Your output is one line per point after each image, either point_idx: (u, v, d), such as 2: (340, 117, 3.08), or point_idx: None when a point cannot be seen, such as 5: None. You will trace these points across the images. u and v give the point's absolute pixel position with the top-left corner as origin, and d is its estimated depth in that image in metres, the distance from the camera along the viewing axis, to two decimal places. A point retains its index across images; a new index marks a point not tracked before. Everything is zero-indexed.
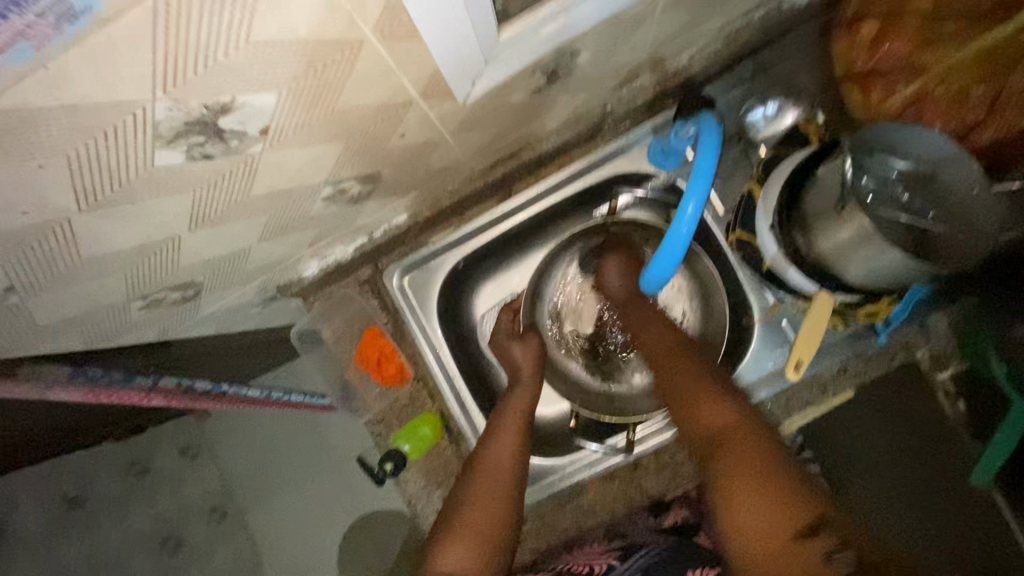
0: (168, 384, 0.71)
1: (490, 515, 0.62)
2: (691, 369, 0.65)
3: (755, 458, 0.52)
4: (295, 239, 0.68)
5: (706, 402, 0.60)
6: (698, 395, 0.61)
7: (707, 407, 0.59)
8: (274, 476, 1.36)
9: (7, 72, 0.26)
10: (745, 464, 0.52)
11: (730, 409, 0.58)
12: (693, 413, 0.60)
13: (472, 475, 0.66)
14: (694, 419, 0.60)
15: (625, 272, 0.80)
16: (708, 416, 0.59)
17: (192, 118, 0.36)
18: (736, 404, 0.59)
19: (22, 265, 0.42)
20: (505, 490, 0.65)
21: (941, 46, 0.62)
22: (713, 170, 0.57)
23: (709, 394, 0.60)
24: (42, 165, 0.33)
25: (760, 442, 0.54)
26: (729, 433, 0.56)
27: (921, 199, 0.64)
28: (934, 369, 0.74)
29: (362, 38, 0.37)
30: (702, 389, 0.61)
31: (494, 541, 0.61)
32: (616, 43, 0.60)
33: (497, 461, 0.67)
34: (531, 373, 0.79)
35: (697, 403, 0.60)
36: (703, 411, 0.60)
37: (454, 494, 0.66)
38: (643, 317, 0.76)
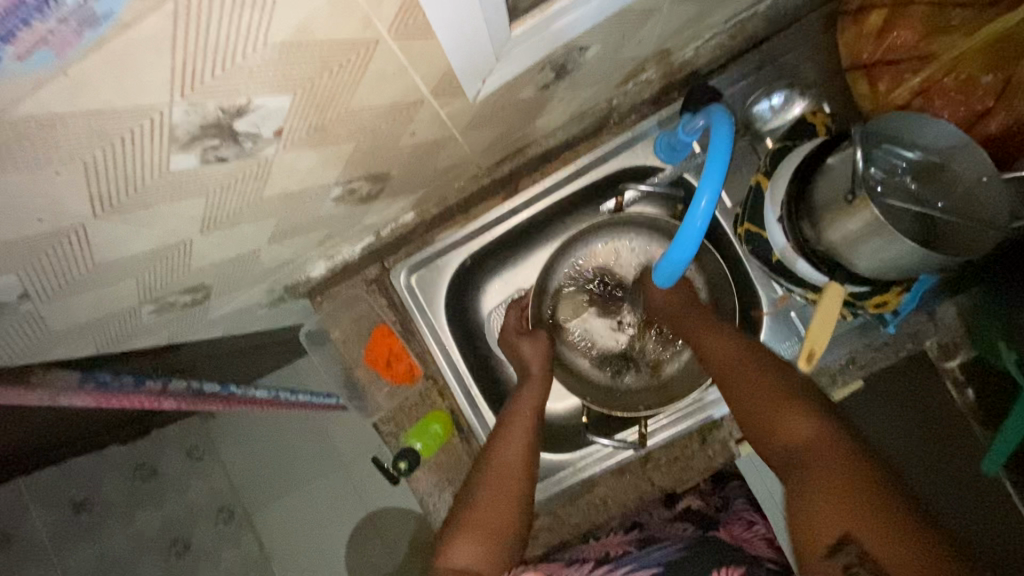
0: (178, 387, 0.71)
1: (502, 511, 0.61)
2: (763, 378, 0.62)
3: (837, 475, 0.50)
4: (303, 240, 0.67)
5: (788, 414, 0.58)
6: (776, 404, 0.59)
7: (790, 421, 0.57)
8: (282, 476, 1.36)
9: (26, 78, 0.26)
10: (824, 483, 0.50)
11: (811, 421, 0.56)
12: (775, 424, 0.58)
13: (484, 469, 0.66)
14: (778, 433, 0.58)
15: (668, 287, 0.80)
16: (791, 430, 0.57)
17: (208, 122, 0.36)
18: (822, 418, 0.56)
19: (36, 272, 0.41)
20: (519, 484, 0.64)
21: (947, 36, 0.62)
22: (725, 164, 0.57)
23: (790, 405, 0.58)
24: (58, 172, 0.33)
25: (850, 458, 0.51)
26: (815, 449, 0.54)
27: (930, 189, 0.65)
28: (942, 359, 0.74)
29: (377, 37, 0.37)
30: (779, 398, 0.59)
31: (503, 535, 0.60)
32: (624, 37, 0.60)
33: (511, 458, 0.67)
34: (542, 367, 0.79)
35: (778, 414, 0.58)
36: (783, 421, 0.58)
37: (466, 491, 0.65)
38: (705, 322, 0.74)
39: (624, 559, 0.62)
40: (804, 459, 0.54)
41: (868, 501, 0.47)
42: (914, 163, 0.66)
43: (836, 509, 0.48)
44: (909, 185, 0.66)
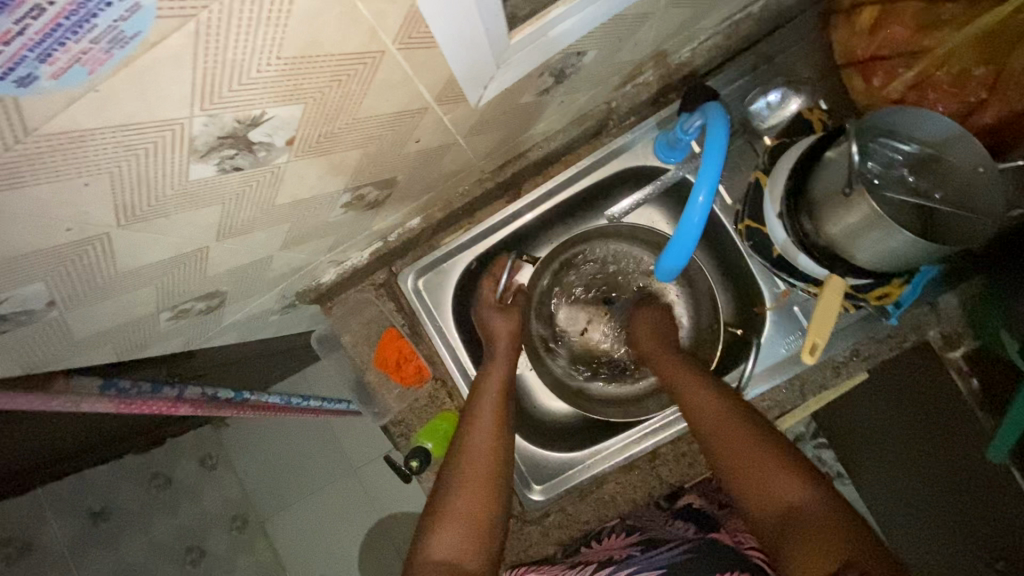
0: (195, 393, 0.73)
1: (474, 508, 0.63)
2: (749, 433, 0.63)
3: (827, 541, 0.51)
4: (313, 246, 0.69)
5: (776, 477, 0.58)
6: (758, 463, 0.60)
7: (778, 484, 0.58)
8: (294, 482, 1.38)
9: (60, 95, 0.27)
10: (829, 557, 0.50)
11: (800, 485, 0.57)
12: (763, 486, 0.59)
13: (453, 465, 0.67)
14: (764, 494, 0.59)
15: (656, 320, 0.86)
16: (783, 493, 0.57)
17: (225, 132, 0.37)
18: (810, 479, 0.57)
19: (63, 280, 0.43)
20: (484, 467, 0.66)
21: (939, 30, 0.63)
22: (722, 159, 0.58)
23: (778, 467, 0.59)
24: (86, 183, 0.35)
25: (843, 525, 0.52)
26: (800, 514, 0.55)
27: (928, 180, 0.67)
28: (945, 349, 0.71)
29: (383, 48, 0.38)
30: (760, 458, 0.60)
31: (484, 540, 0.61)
32: (621, 41, 0.61)
33: (478, 440, 0.69)
34: (507, 347, 0.81)
35: (761, 477, 0.59)
36: (773, 485, 0.58)
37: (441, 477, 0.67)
38: (684, 374, 0.75)
39: (630, 560, 0.65)
40: (801, 526, 0.54)
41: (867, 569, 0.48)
42: (909, 156, 0.67)
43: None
44: (906, 177, 0.68)
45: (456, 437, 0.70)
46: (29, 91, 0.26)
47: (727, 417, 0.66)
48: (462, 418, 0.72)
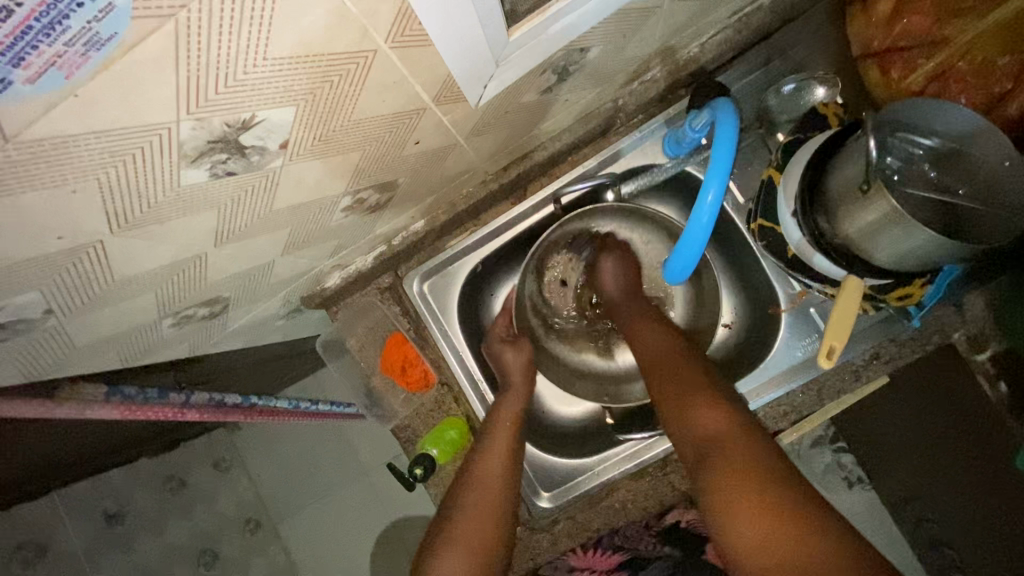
0: (201, 399, 0.73)
1: (484, 507, 0.64)
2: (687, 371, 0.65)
3: (745, 470, 0.52)
4: (316, 251, 0.69)
5: (702, 407, 0.60)
6: (689, 399, 0.62)
7: (700, 413, 0.60)
8: (304, 486, 1.39)
9: (38, 100, 0.27)
10: (742, 483, 0.52)
11: (723, 416, 0.58)
12: (688, 420, 0.60)
13: (468, 478, 0.68)
14: (689, 425, 0.60)
15: (623, 268, 0.83)
16: (703, 423, 0.59)
17: (214, 137, 0.37)
18: (734, 408, 0.59)
19: (61, 288, 0.43)
20: (497, 483, 0.67)
21: (961, 19, 0.60)
22: (732, 156, 0.56)
23: (705, 399, 0.61)
24: (74, 190, 0.34)
25: (755, 448, 0.54)
26: (718, 443, 0.56)
27: (951, 176, 0.63)
28: (972, 352, 0.67)
29: (375, 48, 0.37)
30: (695, 395, 0.62)
31: (490, 546, 0.62)
32: (626, 37, 0.59)
33: (492, 458, 0.69)
34: (523, 376, 0.79)
35: (689, 410, 0.61)
36: (698, 416, 0.60)
37: (450, 494, 0.67)
38: (641, 319, 0.76)
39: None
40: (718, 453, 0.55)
41: (777, 496, 0.49)
42: (930, 151, 0.64)
43: (754, 506, 0.50)
44: (927, 173, 0.65)
45: (469, 453, 0.71)
46: (4, 97, 0.26)
47: (670, 357, 0.68)
48: (480, 435, 0.72)
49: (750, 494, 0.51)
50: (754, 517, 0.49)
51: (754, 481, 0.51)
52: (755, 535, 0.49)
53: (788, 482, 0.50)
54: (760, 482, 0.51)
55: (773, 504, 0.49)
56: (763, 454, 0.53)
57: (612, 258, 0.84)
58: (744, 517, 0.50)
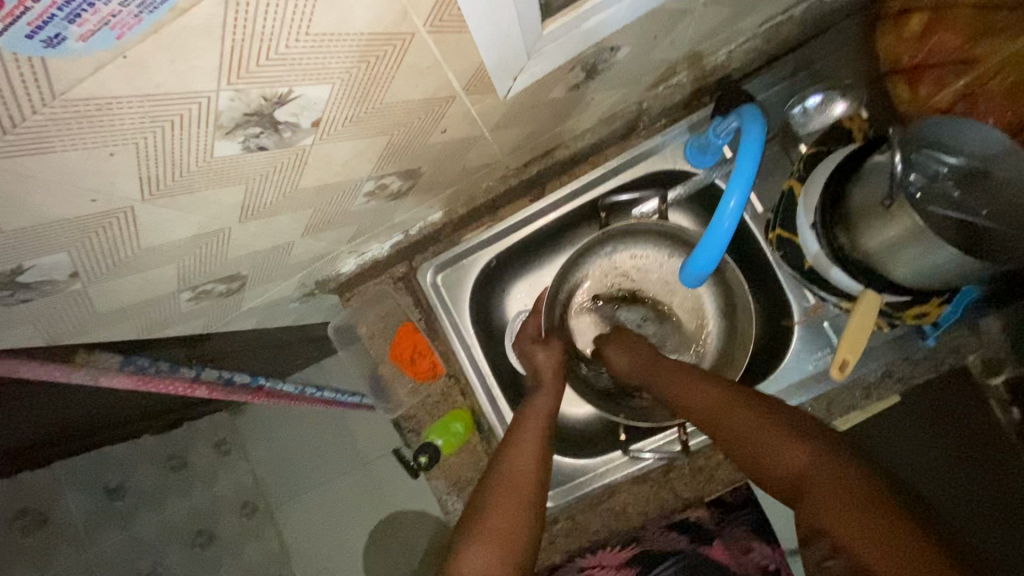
0: (211, 375, 0.74)
1: (512, 511, 0.62)
2: (746, 408, 0.60)
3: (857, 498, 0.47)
4: (336, 234, 0.69)
5: (777, 440, 0.55)
6: (768, 433, 0.56)
7: (778, 450, 0.55)
8: (305, 472, 1.44)
9: (91, 57, 0.27)
10: (855, 514, 0.46)
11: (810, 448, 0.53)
12: (769, 456, 0.55)
13: (493, 479, 0.66)
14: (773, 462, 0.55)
15: (627, 347, 0.78)
16: (787, 458, 0.54)
17: (251, 110, 0.37)
18: (817, 440, 0.54)
19: (87, 250, 0.43)
20: (526, 488, 0.64)
21: (992, 39, 0.59)
22: (758, 162, 0.56)
23: (779, 432, 0.56)
24: (112, 152, 0.35)
25: (858, 478, 0.49)
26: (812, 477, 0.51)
27: (976, 197, 0.62)
28: (986, 376, 0.70)
29: (414, 31, 0.38)
30: (770, 429, 0.56)
31: (516, 541, 0.60)
32: (656, 38, 0.60)
33: (520, 463, 0.67)
34: (557, 378, 0.78)
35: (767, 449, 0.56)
36: (780, 451, 0.55)
37: (477, 495, 0.65)
38: (671, 367, 0.71)
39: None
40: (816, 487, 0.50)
41: (899, 519, 0.44)
42: (955, 169, 0.63)
43: (879, 538, 0.44)
44: (951, 191, 0.63)
45: (496, 457, 0.69)
46: (57, 52, 0.26)
47: (722, 398, 0.62)
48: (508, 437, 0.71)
49: (850, 525, 0.46)
50: (876, 542, 0.44)
51: (869, 512, 0.46)
52: (885, 563, 0.43)
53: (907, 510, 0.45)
54: (877, 506, 0.46)
55: (893, 529, 0.44)
56: (873, 483, 0.48)
57: (612, 348, 0.80)
58: (867, 554, 0.44)
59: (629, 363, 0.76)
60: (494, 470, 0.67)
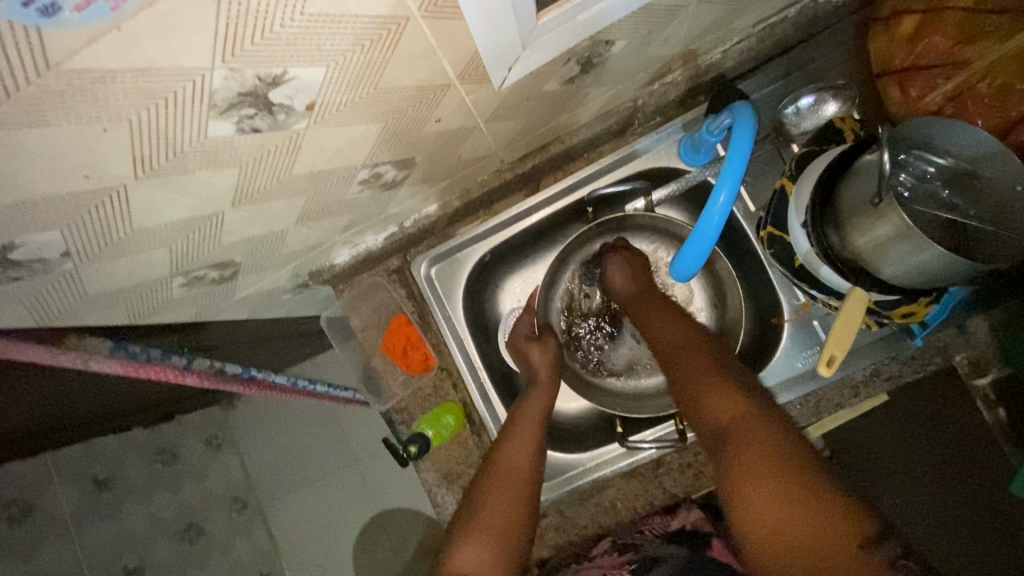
0: (202, 365, 0.74)
1: (507, 507, 0.62)
2: (697, 365, 0.63)
3: (766, 446, 0.50)
4: (330, 224, 0.70)
5: (712, 395, 0.58)
6: (706, 385, 0.60)
7: (717, 402, 0.58)
8: (293, 472, 1.43)
9: (84, 29, 0.28)
10: (754, 469, 0.49)
11: (740, 398, 0.56)
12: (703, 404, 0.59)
13: (489, 474, 0.66)
14: (705, 413, 0.58)
15: (630, 268, 0.80)
16: (721, 409, 0.57)
17: (246, 89, 0.37)
18: (750, 392, 0.57)
19: (78, 230, 0.44)
20: (521, 483, 0.65)
21: (982, 42, 0.61)
22: (747, 158, 0.57)
23: (721, 387, 0.58)
24: (105, 129, 0.35)
25: (776, 433, 0.51)
26: (737, 427, 0.54)
27: (962, 197, 0.64)
28: (972, 375, 0.72)
29: (409, 15, 0.38)
30: (713, 378, 0.60)
31: (509, 536, 0.60)
32: (650, 34, 0.60)
33: (517, 459, 0.67)
34: (550, 375, 0.78)
35: (708, 395, 0.59)
36: (714, 402, 0.58)
37: (472, 491, 0.65)
38: (656, 310, 0.74)
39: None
40: (738, 433, 0.53)
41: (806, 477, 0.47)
42: (943, 169, 0.64)
43: (770, 491, 0.48)
44: (940, 192, 0.65)
45: (492, 454, 0.69)
46: (53, 21, 0.26)
47: (687, 344, 0.66)
48: (503, 434, 0.71)
49: (762, 469, 0.49)
50: (786, 503, 0.46)
51: (774, 467, 0.49)
52: (775, 517, 0.46)
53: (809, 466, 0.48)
54: (774, 465, 0.49)
55: (793, 483, 0.47)
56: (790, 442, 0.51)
57: (618, 259, 0.81)
58: (763, 505, 0.48)
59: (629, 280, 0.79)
60: (489, 467, 0.67)
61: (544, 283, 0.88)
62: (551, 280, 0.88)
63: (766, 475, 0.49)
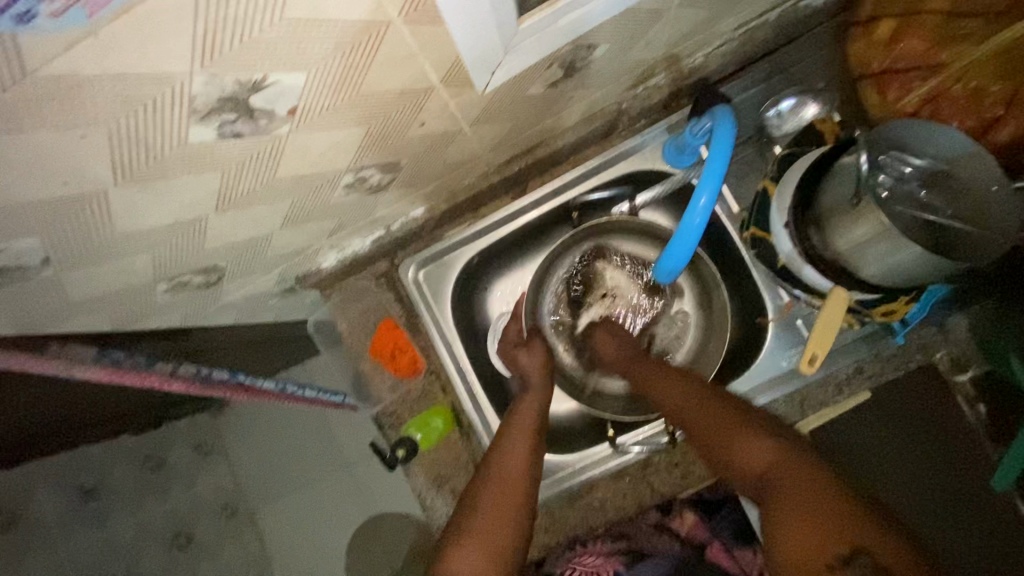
0: (188, 370, 0.73)
1: (501, 516, 0.62)
2: (721, 407, 0.62)
3: (808, 482, 0.51)
4: (316, 228, 0.69)
5: (741, 439, 0.58)
6: (730, 431, 0.59)
7: (743, 446, 0.58)
8: (288, 476, 1.43)
9: (61, 35, 0.28)
10: (799, 495, 0.50)
11: (769, 440, 0.57)
12: (732, 448, 0.58)
13: (483, 482, 0.66)
14: (733, 455, 0.58)
15: (614, 334, 0.82)
16: (751, 454, 0.57)
17: (225, 95, 0.38)
18: (777, 433, 0.57)
19: (58, 236, 0.43)
20: (515, 491, 0.65)
21: (957, 44, 0.62)
22: (727, 160, 0.57)
23: (747, 430, 0.59)
24: (83, 134, 0.35)
25: (816, 471, 0.52)
26: (775, 468, 0.54)
27: (939, 198, 0.64)
28: (952, 372, 0.73)
29: (389, 19, 0.39)
30: (736, 421, 0.60)
31: (506, 545, 0.60)
32: (632, 38, 0.61)
33: (511, 465, 0.67)
34: (541, 379, 0.78)
35: (733, 440, 0.59)
36: (744, 448, 0.57)
37: (466, 498, 0.65)
38: (658, 376, 0.72)
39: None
40: (774, 477, 0.54)
41: (850, 503, 0.48)
42: (921, 170, 0.65)
43: (815, 514, 0.48)
44: (918, 193, 0.65)
45: (485, 460, 0.69)
46: (28, 29, 0.26)
47: (699, 398, 0.65)
48: (496, 440, 0.71)
49: (812, 502, 0.49)
50: (835, 526, 0.47)
51: (824, 497, 0.49)
52: (815, 538, 0.47)
53: (852, 497, 0.49)
54: (818, 495, 0.49)
55: (840, 509, 0.48)
56: (825, 474, 0.52)
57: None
58: (805, 523, 0.48)
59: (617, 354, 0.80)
60: (482, 472, 0.67)
61: (533, 285, 0.87)
62: (539, 284, 0.88)
63: (814, 503, 0.49)
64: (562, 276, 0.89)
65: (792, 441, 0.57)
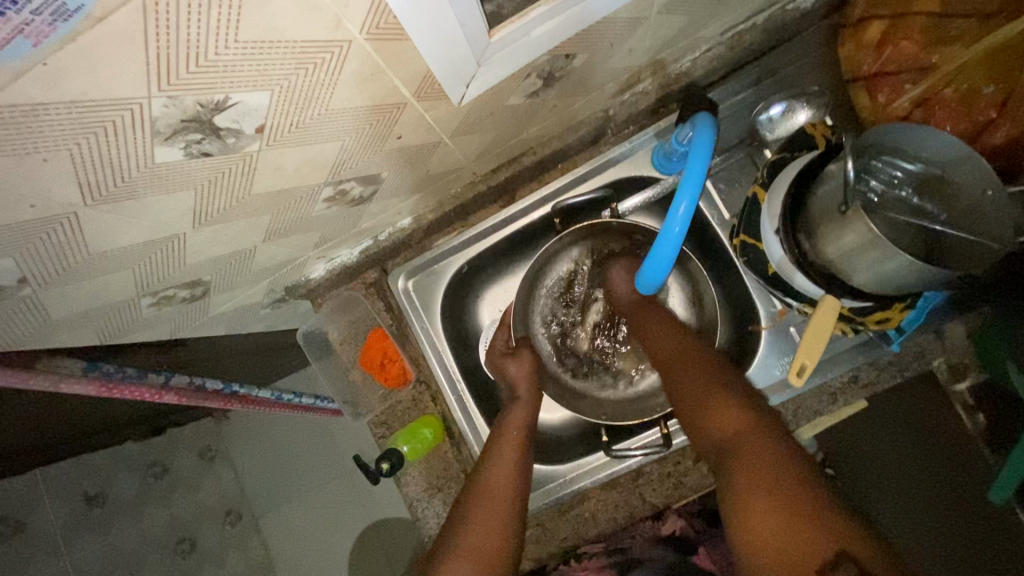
0: (179, 382, 0.73)
1: (490, 526, 0.61)
2: (702, 377, 0.62)
3: (768, 464, 0.50)
4: (300, 240, 0.69)
5: (718, 407, 0.58)
6: (705, 400, 0.60)
7: (719, 416, 0.57)
8: (279, 484, 1.40)
9: (8, 65, 0.27)
10: (760, 482, 0.49)
11: (742, 413, 0.56)
12: (706, 419, 0.59)
13: (472, 497, 0.65)
14: (711, 425, 0.58)
15: (632, 271, 0.80)
16: (725, 422, 0.56)
17: (188, 116, 0.37)
18: (750, 406, 0.57)
19: (31, 256, 0.43)
20: (504, 501, 0.64)
21: (949, 47, 0.60)
22: (706, 167, 0.57)
23: (725, 401, 0.58)
24: (45, 158, 0.35)
25: (781, 450, 0.51)
26: (743, 439, 0.53)
27: (932, 202, 0.63)
28: (951, 380, 0.72)
29: (350, 38, 0.38)
30: (713, 391, 0.60)
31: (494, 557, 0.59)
32: (613, 46, 0.60)
33: (498, 475, 0.66)
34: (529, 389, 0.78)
35: (709, 408, 0.59)
36: (719, 418, 0.57)
37: (454, 513, 0.64)
38: (653, 322, 0.74)
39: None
40: (740, 448, 0.53)
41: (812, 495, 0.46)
42: (911, 175, 0.64)
43: (773, 504, 0.47)
44: (908, 198, 0.64)
45: (475, 471, 0.69)
46: None
47: (686, 358, 0.66)
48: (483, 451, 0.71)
49: (769, 486, 0.48)
50: (787, 520, 0.45)
51: (782, 482, 0.48)
52: (774, 533, 0.46)
53: (813, 480, 0.48)
54: (780, 478, 0.48)
55: (797, 499, 0.46)
56: (790, 460, 0.50)
57: (622, 266, 0.81)
58: (764, 523, 0.47)
59: (631, 288, 0.79)
60: (472, 483, 0.67)
61: (523, 288, 0.87)
62: (530, 287, 0.88)
63: (772, 487, 0.48)
64: (554, 279, 0.89)
65: (768, 416, 0.56)
